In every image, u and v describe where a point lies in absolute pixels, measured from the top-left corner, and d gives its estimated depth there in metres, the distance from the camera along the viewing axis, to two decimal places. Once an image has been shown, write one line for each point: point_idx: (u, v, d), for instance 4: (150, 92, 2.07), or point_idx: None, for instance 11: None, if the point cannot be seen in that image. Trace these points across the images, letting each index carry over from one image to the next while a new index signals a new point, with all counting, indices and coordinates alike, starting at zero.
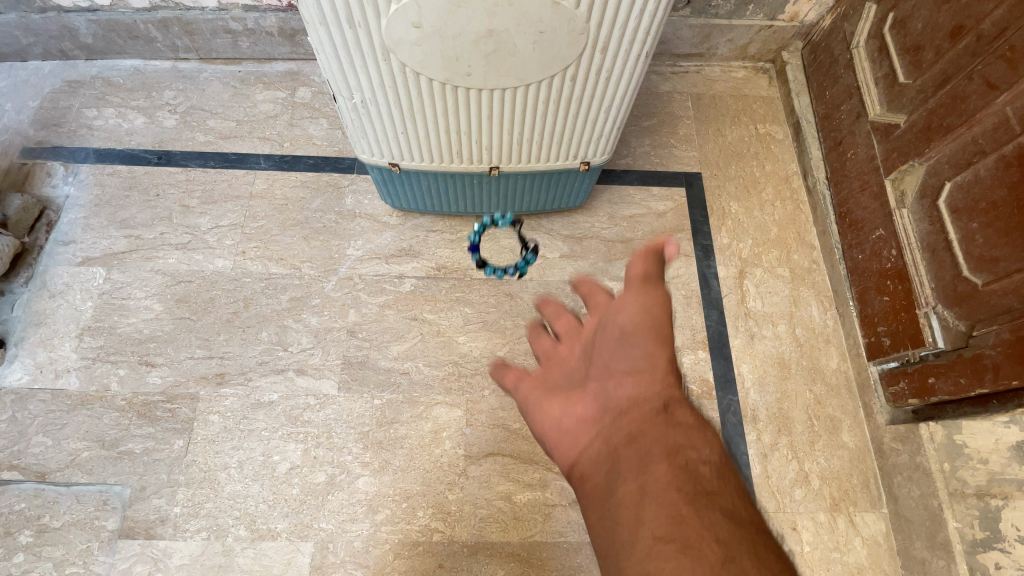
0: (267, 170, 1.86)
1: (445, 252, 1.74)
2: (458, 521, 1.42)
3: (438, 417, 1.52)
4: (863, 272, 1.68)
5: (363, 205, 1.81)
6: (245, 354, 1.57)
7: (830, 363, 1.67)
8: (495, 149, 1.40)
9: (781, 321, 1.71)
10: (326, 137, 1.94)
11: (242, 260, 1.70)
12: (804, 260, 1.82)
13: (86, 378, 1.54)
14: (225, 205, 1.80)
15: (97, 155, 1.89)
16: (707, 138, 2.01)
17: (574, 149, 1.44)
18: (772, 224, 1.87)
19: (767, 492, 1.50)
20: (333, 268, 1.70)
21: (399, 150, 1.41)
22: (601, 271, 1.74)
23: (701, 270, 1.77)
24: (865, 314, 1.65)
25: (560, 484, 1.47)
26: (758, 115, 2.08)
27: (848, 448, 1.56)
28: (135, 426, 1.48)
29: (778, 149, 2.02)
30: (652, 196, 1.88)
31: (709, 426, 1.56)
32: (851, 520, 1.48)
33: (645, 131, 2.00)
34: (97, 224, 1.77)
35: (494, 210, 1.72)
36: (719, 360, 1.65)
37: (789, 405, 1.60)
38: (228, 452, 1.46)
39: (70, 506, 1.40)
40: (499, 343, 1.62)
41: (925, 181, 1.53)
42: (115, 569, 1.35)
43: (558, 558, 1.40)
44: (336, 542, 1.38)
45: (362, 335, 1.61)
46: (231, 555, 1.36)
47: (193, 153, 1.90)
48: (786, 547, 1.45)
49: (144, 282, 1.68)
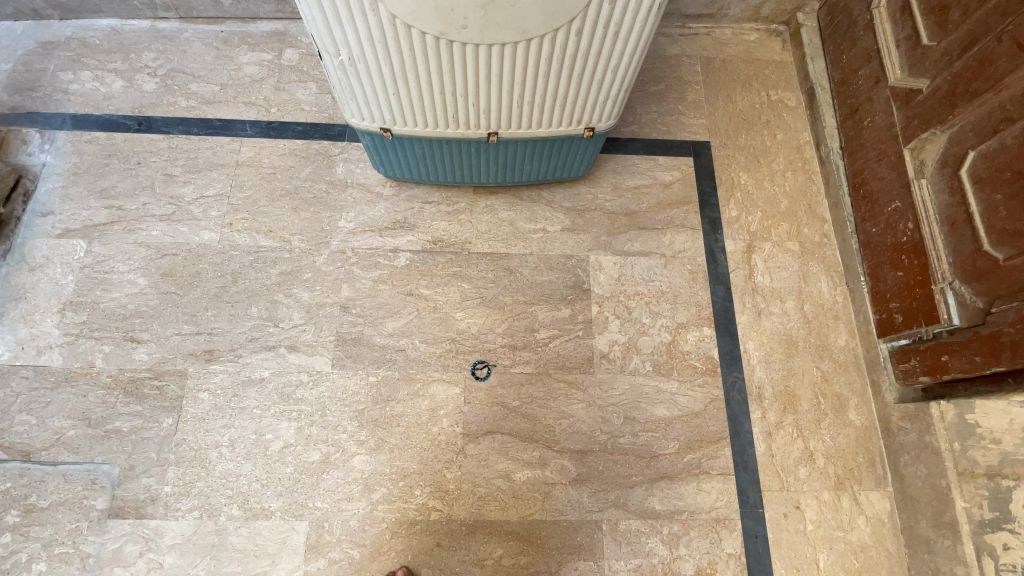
0: (254, 137, 1.77)
1: (442, 225, 1.67)
2: (456, 500, 1.39)
3: (435, 394, 1.48)
4: (876, 246, 1.62)
5: (354, 174, 1.72)
6: (235, 330, 1.52)
7: (839, 340, 1.62)
8: (493, 113, 1.31)
9: (789, 297, 1.66)
10: (315, 103, 1.83)
11: (229, 232, 1.63)
12: (814, 234, 1.75)
13: (69, 355, 1.48)
14: (210, 174, 1.71)
15: (74, 121, 1.79)
16: (716, 105, 1.91)
17: (578, 113, 1.35)
18: (783, 196, 1.80)
19: (771, 471, 1.47)
20: (324, 241, 1.63)
21: (391, 113, 1.32)
22: (604, 245, 1.67)
23: (707, 243, 1.70)
24: (877, 290, 1.60)
25: (560, 463, 1.44)
26: (770, 81, 1.98)
27: (854, 426, 1.54)
28: (122, 404, 1.44)
29: (791, 117, 1.93)
30: (659, 166, 1.79)
31: (713, 404, 1.52)
32: (855, 499, 1.47)
33: (651, 98, 1.90)
34: (75, 193, 1.68)
35: (493, 181, 1.64)
36: (725, 336, 1.60)
37: (795, 383, 1.56)
38: (218, 430, 1.42)
39: (59, 485, 1.37)
40: (499, 319, 1.57)
41: (946, 150, 1.46)
42: (106, 548, 1.32)
43: (558, 536, 1.38)
44: (331, 521, 1.35)
45: (356, 311, 1.55)
46: (223, 534, 1.33)
47: (175, 119, 1.80)
48: (789, 525, 1.43)
49: (127, 255, 1.60)
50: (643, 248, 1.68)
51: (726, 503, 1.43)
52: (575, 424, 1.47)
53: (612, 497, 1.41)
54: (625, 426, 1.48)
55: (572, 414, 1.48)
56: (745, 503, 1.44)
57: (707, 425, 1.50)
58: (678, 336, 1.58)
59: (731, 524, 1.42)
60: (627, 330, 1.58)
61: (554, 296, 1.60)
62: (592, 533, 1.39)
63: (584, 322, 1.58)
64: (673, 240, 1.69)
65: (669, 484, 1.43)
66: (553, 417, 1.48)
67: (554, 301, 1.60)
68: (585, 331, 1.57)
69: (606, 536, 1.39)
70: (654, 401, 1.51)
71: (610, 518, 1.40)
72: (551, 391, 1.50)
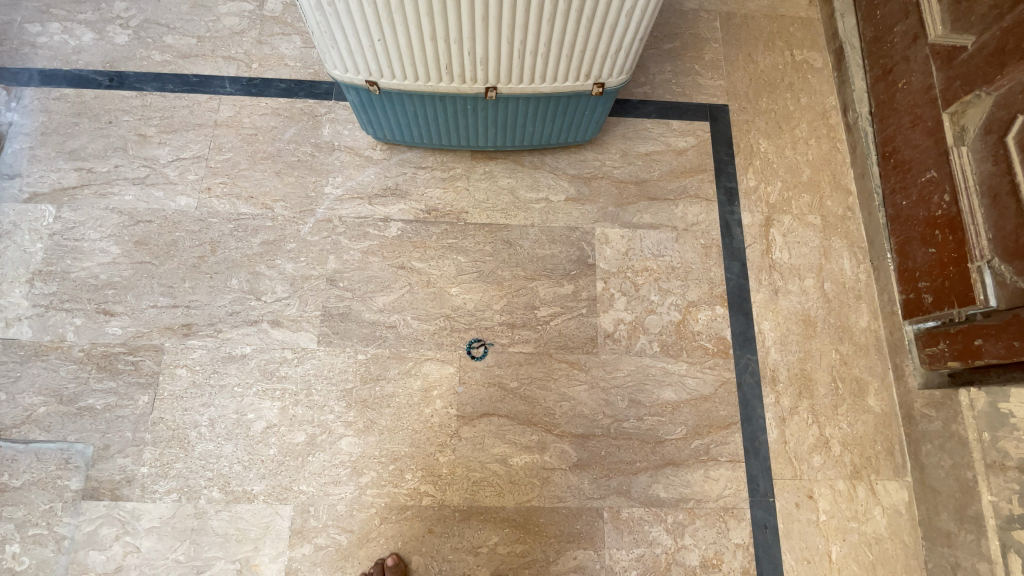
0: (233, 95, 1.63)
1: (436, 192, 1.55)
2: (449, 485, 1.32)
3: (427, 373, 1.39)
4: (906, 221, 1.49)
5: (342, 136, 1.59)
6: (214, 303, 1.42)
7: (860, 321, 1.51)
8: (491, 64, 1.18)
9: (809, 275, 1.54)
10: (300, 58, 1.69)
11: (207, 197, 1.51)
12: (838, 207, 1.62)
13: (39, 328, 1.38)
14: (187, 134, 1.58)
15: (42, 77, 1.64)
16: (736, 65, 1.76)
17: (586, 66, 1.21)
18: (805, 165, 1.66)
19: (784, 459, 1.39)
20: (309, 208, 1.51)
21: (377, 63, 1.19)
22: (611, 216, 1.55)
23: (723, 216, 1.58)
24: (905, 268, 1.48)
25: (560, 447, 1.36)
26: (795, 39, 1.81)
27: (874, 413, 1.45)
28: (95, 380, 1.35)
29: (816, 80, 1.77)
30: (672, 131, 1.65)
31: (724, 387, 1.43)
32: (872, 489, 1.39)
33: (665, 56, 1.74)
34: (44, 155, 1.55)
35: (491, 144, 1.51)
36: (738, 316, 1.49)
37: (812, 366, 1.47)
38: (197, 409, 1.33)
39: (31, 465, 1.29)
40: (496, 295, 1.46)
41: (991, 114, 1.32)
42: (81, 530, 1.25)
43: (556, 524, 1.31)
44: (317, 506, 1.28)
45: (343, 285, 1.45)
46: (204, 518, 1.26)
47: (149, 75, 1.65)
48: (800, 516, 1.35)
49: (98, 221, 1.49)
50: (653, 220, 1.55)
51: (735, 492, 1.35)
52: (576, 408, 1.38)
53: (614, 484, 1.34)
54: (629, 410, 1.39)
55: (573, 396, 1.39)
56: (755, 492, 1.36)
57: (717, 410, 1.41)
58: (688, 315, 1.48)
59: (740, 514, 1.34)
60: (634, 308, 1.47)
61: (557, 271, 1.49)
62: (592, 521, 1.31)
63: (588, 299, 1.47)
64: (685, 211, 1.57)
65: (675, 471, 1.35)
66: (552, 399, 1.39)
67: (557, 277, 1.49)
68: (589, 308, 1.47)
69: (607, 524, 1.31)
70: (661, 383, 1.42)
71: (612, 506, 1.32)
72: (551, 371, 1.41)
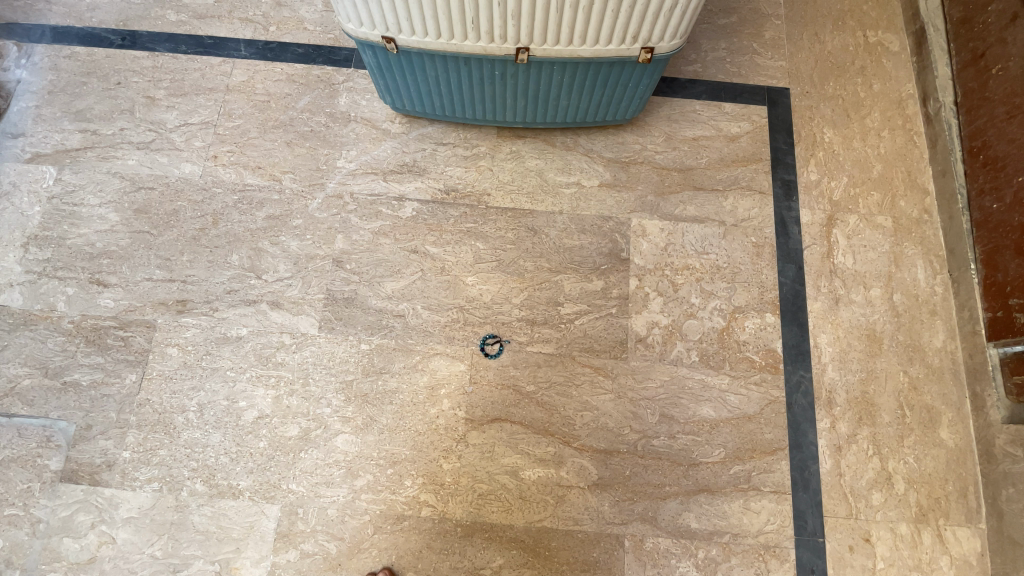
0: (248, 59, 1.52)
1: (457, 171, 1.41)
2: (453, 496, 1.18)
3: (436, 370, 1.25)
4: (996, 227, 1.27)
5: (360, 106, 1.47)
6: (212, 280, 1.31)
7: (933, 341, 1.31)
8: (524, 19, 1.03)
9: (875, 284, 1.35)
10: (320, 22, 1.57)
11: (213, 166, 1.41)
12: (912, 207, 1.41)
13: (30, 296, 1.30)
14: (196, 99, 1.48)
15: (54, 34, 1.54)
16: (800, 45, 1.56)
17: (634, 25, 1.05)
18: (876, 160, 1.45)
19: (837, 494, 1.21)
20: (319, 182, 1.39)
21: (395, 14, 1.05)
22: (650, 206, 1.38)
23: (778, 212, 1.39)
24: (992, 282, 1.26)
25: (578, 463, 1.20)
26: (869, 18, 1.59)
27: (946, 447, 1.24)
28: (82, 354, 1.26)
29: (892, 64, 1.55)
30: (724, 115, 1.47)
31: (772, 407, 1.25)
32: (940, 535, 1.19)
33: (719, 31, 1.56)
34: (49, 114, 1.46)
35: (520, 119, 1.36)
36: (792, 327, 1.31)
37: (876, 389, 1.27)
38: (186, 393, 1.23)
39: (11, 440, 1.21)
40: (516, 287, 1.32)
41: None
42: (56, 516, 1.16)
43: (570, 549, 1.16)
44: (306, 508, 1.16)
45: (351, 267, 1.32)
46: (184, 512, 1.16)
47: (162, 35, 1.55)
48: (854, 561, 1.17)
49: (99, 185, 1.39)
50: (698, 212, 1.38)
51: (779, 527, 1.18)
52: (599, 419, 1.23)
53: (638, 509, 1.18)
54: (661, 426, 1.23)
55: (596, 406, 1.24)
56: (802, 530, 1.18)
57: (763, 432, 1.23)
58: (734, 322, 1.30)
59: (783, 554, 1.17)
60: (671, 311, 1.31)
61: (585, 264, 1.34)
62: (611, 549, 1.16)
63: (620, 298, 1.31)
64: (736, 205, 1.39)
65: (710, 499, 1.19)
66: (573, 408, 1.23)
67: (584, 271, 1.33)
68: (620, 308, 1.31)
69: (628, 554, 1.16)
70: (699, 398, 1.25)
71: (634, 533, 1.17)
72: (573, 377, 1.26)
